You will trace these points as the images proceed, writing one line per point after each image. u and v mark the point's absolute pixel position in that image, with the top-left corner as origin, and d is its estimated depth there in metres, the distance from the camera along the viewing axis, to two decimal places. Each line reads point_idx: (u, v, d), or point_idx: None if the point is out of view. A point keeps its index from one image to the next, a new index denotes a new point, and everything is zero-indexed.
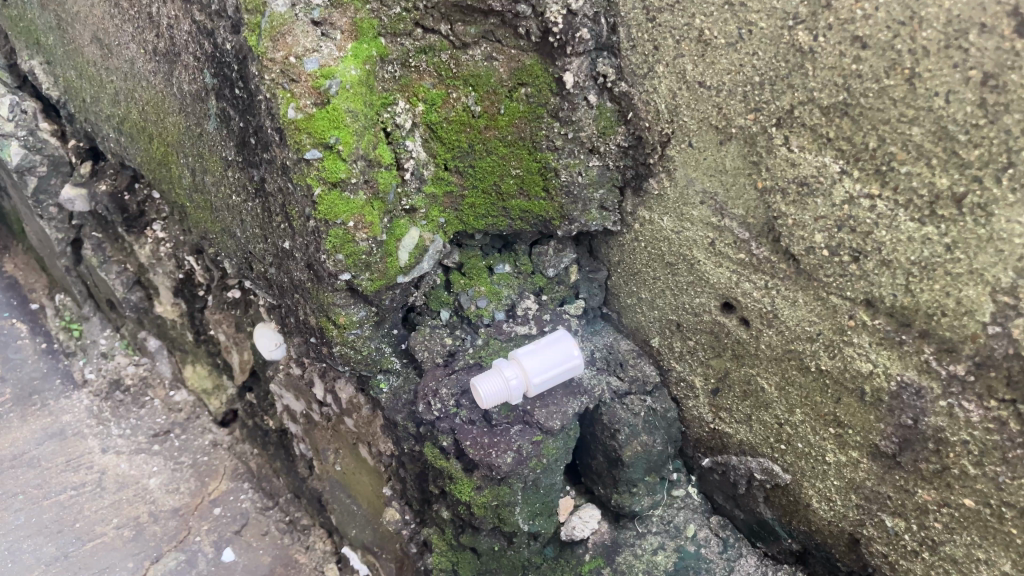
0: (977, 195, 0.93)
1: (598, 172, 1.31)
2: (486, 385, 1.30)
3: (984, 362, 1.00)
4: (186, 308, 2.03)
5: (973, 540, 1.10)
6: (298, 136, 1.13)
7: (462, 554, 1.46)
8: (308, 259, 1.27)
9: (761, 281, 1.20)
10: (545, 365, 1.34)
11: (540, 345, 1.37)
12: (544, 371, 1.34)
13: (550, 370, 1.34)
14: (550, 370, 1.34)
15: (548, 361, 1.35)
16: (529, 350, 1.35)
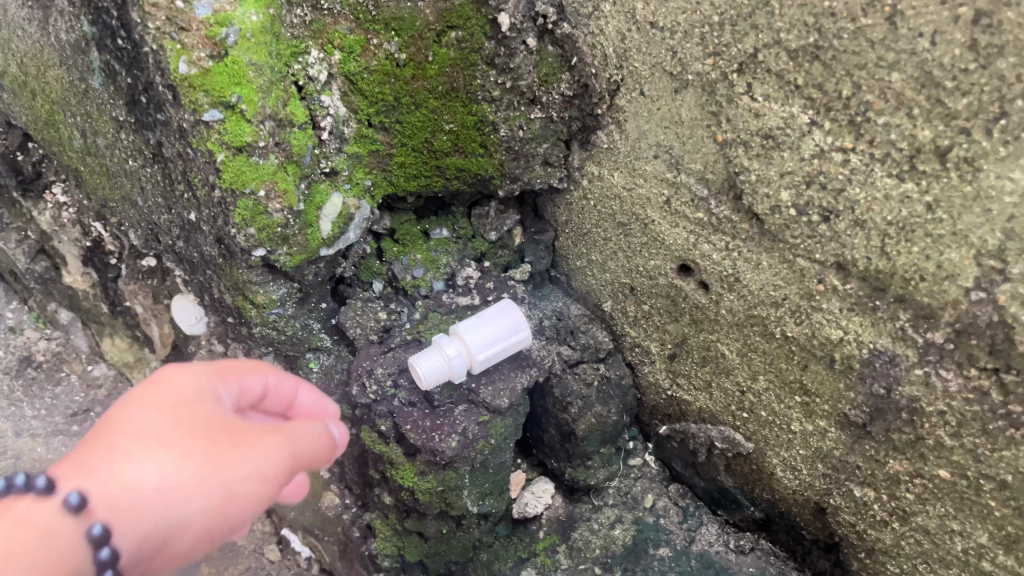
0: (963, 148, 0.83)
1: (541, 125, 1.19)
2: (424, 362, 1.18)
3: (965, 329, 0.91)
4: (98, 279, 1.85)
5: (947, 512, 1.04)
6: (194, 95, 0.98)
7: (409, 539, 1.36)
8: (216, 233, 1.13)
9: (722, 243, 1.10)
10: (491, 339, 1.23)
11: (483, 317, 1.25)
12: (488, 347, 1.22)
13: (495, 343, 1.23)
14: (495, 345, 1.23)
15: (493, 334, 1.23)
16: (471, 324, 1.23)
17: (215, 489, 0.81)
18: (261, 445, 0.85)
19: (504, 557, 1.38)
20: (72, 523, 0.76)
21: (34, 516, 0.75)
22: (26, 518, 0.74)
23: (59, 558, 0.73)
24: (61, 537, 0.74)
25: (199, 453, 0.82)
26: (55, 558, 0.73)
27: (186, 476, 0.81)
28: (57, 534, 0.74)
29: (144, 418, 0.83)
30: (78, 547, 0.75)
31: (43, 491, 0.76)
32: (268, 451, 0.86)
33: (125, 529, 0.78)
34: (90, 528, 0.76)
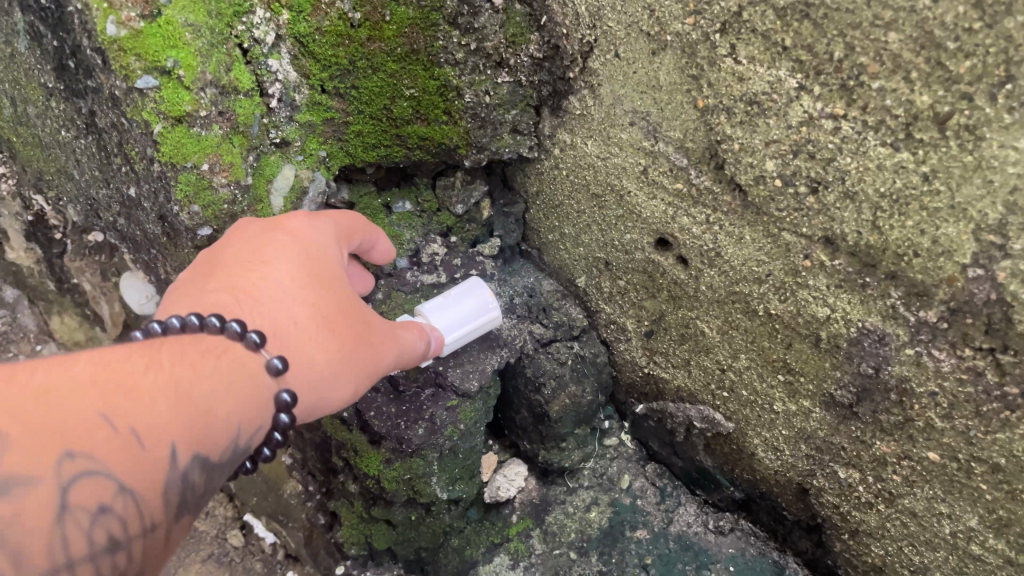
0: (965, 115, 0.77)
1: (508, 90, 1.11)
2: None
3: (960, 308, 0.86)
4: (42, 255, 1.75)
5: (936, 494, 0.99)
6: (125, 60, 0.88)
7: (375, 527, 1.31)
8: (159, 210, 1.04)
9: (702, 216, 1.04)
10: (459, 318, 1.14)
11: (450, 297, 1.15)
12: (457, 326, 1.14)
13: (464, 321, 1.14)
14: (464, 323, 1.14)
15: (462, 311, 1.14)
16: (438, 304, 1.13)
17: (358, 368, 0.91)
18: (392, 327, 0.98)
19: (475, 543, 1.32)
20: (184, 405, 0.69)
21: (176, 373, 0.71)
22: (112, 392, 0.65)
23: (135, 457, 0.64)
24: (164, 413, 0.67)
25: (350, 325, 0.91)
26: (155, 427, 0.66)
27: (338, 347, 0.89)
28: (189, 401, 0.70)
29: (302, 275, 0.88)
30: (206, 420, 0.71)
31: (253, 345, 0.79)
32: (397, 336, 0.98)
33: (217, 435, 0.72)
34: (216, 417, 0.72)
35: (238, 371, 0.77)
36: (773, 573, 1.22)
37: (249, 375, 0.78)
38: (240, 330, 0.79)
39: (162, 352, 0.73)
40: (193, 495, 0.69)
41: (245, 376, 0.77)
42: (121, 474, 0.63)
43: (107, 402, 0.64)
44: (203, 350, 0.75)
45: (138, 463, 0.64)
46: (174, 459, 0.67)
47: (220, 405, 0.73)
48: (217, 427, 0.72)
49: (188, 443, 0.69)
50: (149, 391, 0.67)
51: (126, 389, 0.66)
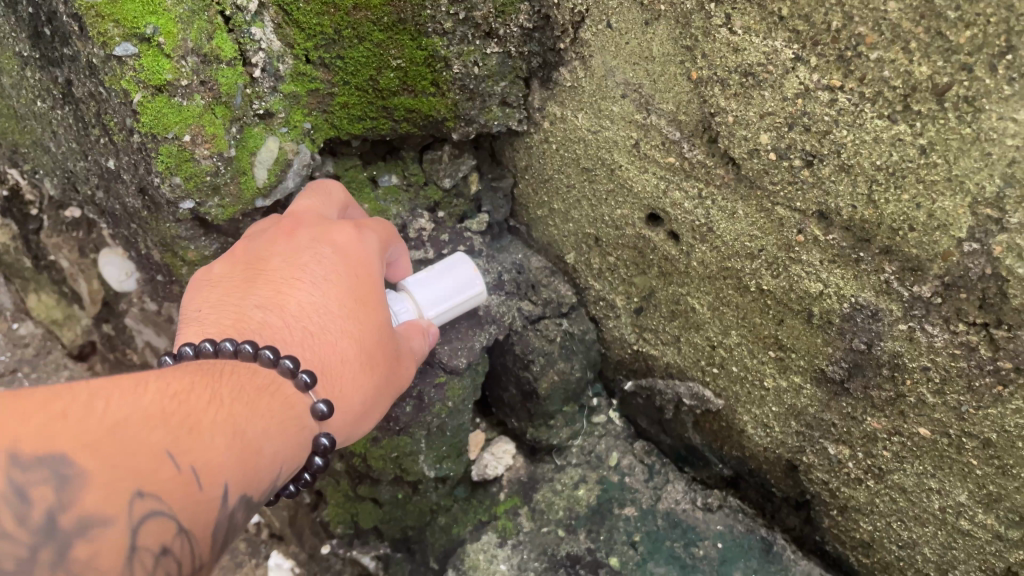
0: (964, 86, 0.75)
1: (498, 61, 1.08)
2: None
3: (954, 282, 0.86)
4: (18, 232, 1.71)
5: (926, 470, 0.99)
6: (102, 25, 0.87)
7: (362, 505, 1.32)
8: (138, 182, 1.01)
9: (695, 189, 1.03)
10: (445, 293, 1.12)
11: (434, 271, 1.13)
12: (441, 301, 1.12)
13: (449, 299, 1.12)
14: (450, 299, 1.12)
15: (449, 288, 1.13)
16: (419, 279, 1.11)
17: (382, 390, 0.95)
18: (414, 347, 1.02)
19: (462, 522, 1.31)
20: (242, 446, 0.70)
21: (233, 412, 0.72)
22: (185, 432, 0.65)
23: (196, 500, 0.64)
24: (225, 456, 0.68)
25: (380, 346, 0.94)
26: (218, 470, 0.66)
27: (370, 370, 0.92)
28: (246, 443, 0.71)
29: (335, 300, 0.92)
30: (258, 460, 0.72)
31: (291, 371, 0.81)
32: (416, 358, 1.02)
33: (264, 475, 0.73)
34: (267, 457, 0.73)
35: (281, 409, 0.79)
36: (761, 551, 1.23)
37: (291, 410, 0.80)
38: (288, 362, 0.81)
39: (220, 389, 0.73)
40: (235, 536, 0.70)
41: (288, 412, 0.79)
42: (182, 519, 0.63)
43: (180, 443, 0.64)
44: (258, 388, 0.78)
45: (198, 506, 0.64)
46: (229, 503, 0.68)
47: (269, 445, 0.74)
48: (266, 466, 0.73)
49: (242, 485, 0.69)
50: (212, 430, 0.68)
51: (193, 427, 0.66)
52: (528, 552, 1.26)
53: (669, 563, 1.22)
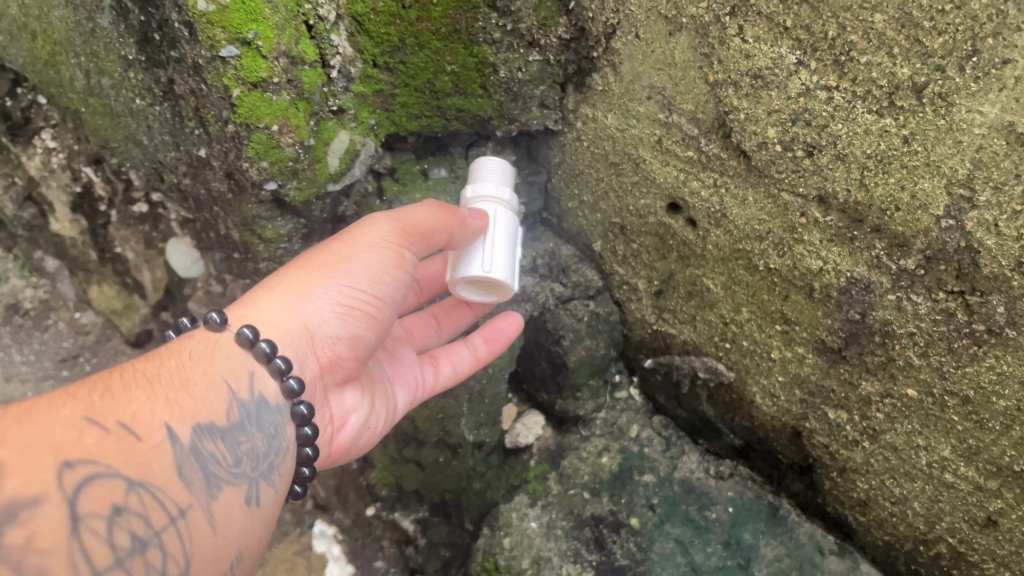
0: (938, 84, 0.92)
1: (538, 67, 1.26)
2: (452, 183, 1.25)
3: (935, 255, 0.99)
4: (87, 226, 1.75)
5: (914, 428, 1.10)
6: (212, 31, 1.03)
7: (404, 469, 1.49)
8: (227, 168, 1.19)
9: (710, 179, 1.17)
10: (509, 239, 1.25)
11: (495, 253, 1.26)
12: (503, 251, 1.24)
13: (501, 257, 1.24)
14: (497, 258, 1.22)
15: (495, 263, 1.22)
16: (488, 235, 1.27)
17: (343, 278, 1.07)
18: (378, 221, 1.12)
19: (496, 486, 1.45)
20: (159, 395, 0.88)
21: (146, 375, 0.90)
22: (95, 403, 0.82)
23: (134, 445, 0.81)
24: (144, 408, 0.85)
25: (314, 259, 1.09)
26: (144, 419, 0.84)
27: (315, 274, 1.07)
28: (163, 393, 0.88)
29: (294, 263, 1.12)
30: (187, 401, 0.89)
31: (217, 323, 1.00)
32: (381, 225, 1.11)
33: (201, 405, 0.90)
34: (196, 394, 0.91)
35: (207, 354, 0.97)
36: (769, 514, 1.33)
37: (217, 349, 0.98)
38: (211, 315, 0.98)
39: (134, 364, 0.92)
40: (208, 458, 0.88)
41: (216, 352, 0.98)
42: (126, 467, 0.78)
43: (93, 411, 0.81)
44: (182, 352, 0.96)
45: (140, 447, 0.82)
46: (173, 435, 0.85)
47: (193, 381, 0.92)
48: (201, 401, 0.91)
49: (176, 418, 0.87)
50: (125, 394, 0.85)
51: (103, 399, 0.83)
52: (556, 511, 1.39)
53: (685, 524, 1.34)
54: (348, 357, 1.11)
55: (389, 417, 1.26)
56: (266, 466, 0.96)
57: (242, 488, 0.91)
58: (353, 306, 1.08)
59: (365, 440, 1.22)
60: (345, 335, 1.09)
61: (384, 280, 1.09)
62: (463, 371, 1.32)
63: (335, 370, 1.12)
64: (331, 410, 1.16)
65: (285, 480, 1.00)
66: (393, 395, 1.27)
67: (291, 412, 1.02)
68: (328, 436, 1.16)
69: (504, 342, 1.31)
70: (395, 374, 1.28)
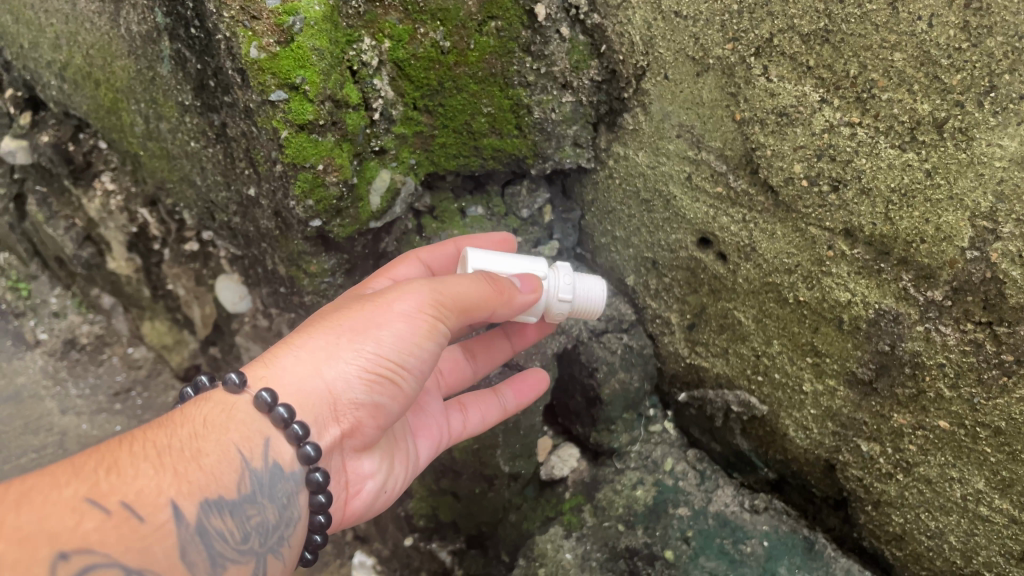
0: (958, 119, 0.95)
1: (571, 108, 1.33)
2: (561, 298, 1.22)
3: (962, 287, 1.00)
4: (142, 264, 1.81)
5: (947, 460, 1.08)
6: (262, 77, 1.11)
7: (443, 499, 1.52)
8: (275, 207, 1.27)
9: (739, 215, 1.21)
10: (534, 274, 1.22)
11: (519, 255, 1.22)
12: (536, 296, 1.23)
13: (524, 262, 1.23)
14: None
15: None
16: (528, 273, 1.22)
17: (371, 351, 1.03)
18: (412, 288, 1.06)
19: (532, 518, 1.47)
20: (167, 468, 0.88)
21: (156, 446, 0.90)
22: (98, 482, 0.82)
23: (136, 527, 0.82)
24: (151, 484, 0.86)
25: (343, 321, 1.05)
26: (147, 498, 0.85)
27: (341, 342, 1.03)
28: (173, 465, 0.89)
29: (323, 316, 1.08)
30: (195, 475, 0.90)
31: (235, 386, 0.99)
32: (414, 298, 1.05)
33: (210, 478, 0.91)
34: (206, 465, 0.92)
35: (222, 421, 0.97)
36: (805, 549, 1.30)
37: (235, 413, 0.98)
38: (231, 377, 0.99)
39: (147, 431, 0.92)
40: (214, 536, 0.89)
41: (232, 416, 0.98)
42: (125, 554, 0.80)
43: (96, 491, 0.81)
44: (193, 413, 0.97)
45: (142, 530, 0.83)
46: (178, 514, 0.86)
47: (204, 452, 0.93)
48: (210, 474, 0.92)
49: (182, 494, 0.87)
50: (132, 467, 0.86)
51: (108, 474, 0.84)
52: (591, 543, 1.39)
53: (719, 557, 1.32)
54: (371, 423, 1.09)
55: (408, 475, 1.26)
56: (274, 536, 0.98)
57: (246, 563, 0.93)
58: (379, 382, 1.05)
59: (382, 501, 1.22)
60: (369, 406, 1.07)
61: (415, 359, 1.06)
62: (491, 421, 1.33)
63: (357, 438, 1.11)
64: (349, 475, 1.15)
65: (294, 548, 1.02)
66: (414, 450, 1.27)
67: (306, 478, 1.02)
68: (346, 501, 1.16)
69: (532, 392, 1.34)
70: (419, 426, 1.28)
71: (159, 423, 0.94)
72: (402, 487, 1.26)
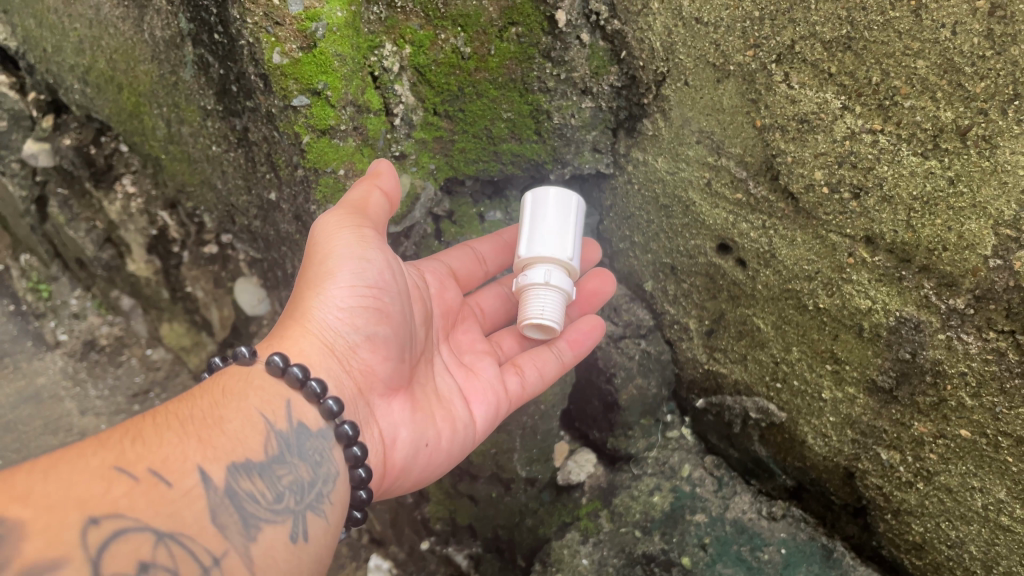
0: (982, 127, 0.94)
1: (591, 114, 1.33)
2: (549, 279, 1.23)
3: (984, 295, 1.00)
4: (161, 266, 1.83)
5: (968, 470, 1.07)
6: (285, 83, 1.12)
7: (460, 503, 1.52)
8: (295, 210, 1.29)
9: (759, 222, 1.20)
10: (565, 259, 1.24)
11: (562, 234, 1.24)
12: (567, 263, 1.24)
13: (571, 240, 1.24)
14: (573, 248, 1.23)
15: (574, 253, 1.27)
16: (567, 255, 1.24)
17: (326, 282, 1.07)
18: (326, 218, 1.10)
19: (548, 523, 1.46)
20: (191, 437, 0.89)
21: (179, 418, 0.91)
22: (123, 452, 0.83)
23: (164, 492, 0.82)
24: (176, 452, 0.86)
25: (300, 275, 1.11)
26: (174, 465, 0.84)
27: (303, 293, 1.08)
28: (196, 433, 0.89)
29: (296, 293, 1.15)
30: (219, 440, 0.90)
31: (247, 357, 1.04)
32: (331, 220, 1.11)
33: (235, 443, 0.91)
34: (229, 432, 0.92)
35: (242, 389, 0.99)
36: (822, 557, 1.30)
37: (252, 380, 1.01)
38: (240, 349, 1.03)
39: (169, 408, 0.93)
40: (244, 498, 0.88)
41: (251, 383, 1.00)
42: (155, 518, 0.79)
43: (122, 460, 0.82)
44: (214, 387, 0.98)
45: (171, 494, 0.82)
46: (206, 478, 0.86)
47: (226, 419, 0.93)
48: (234, 439, 0.91)
49: (208, 459, 0.87)
50: (156, 438, 0.86)
51: (132, 444, 0.84)
52: (607, 549, 1.39)
53: (736, 564, 1.31)
54: (375, 362, 1.11)
55: (459, 433, 1.22)
56: (311, 495, 0.95)
57: (285, 523, 0.90)
58: (354, 309, 1.08)
59: (425, 457, 1.18)
60: (364, 340, 1.09)
61: (370, 272, 1.09)
62: (550, 374, 1.30)
63: (372, 384, 1.12)
64: (382, 427, 1.13)
65: (337, 509, 0.99)
66: (463, 412, 1.23)
67: (336, 433, 1.02)
68: (382, 455, 1.13)
69: (587, 343, 1.32)
70: (471, 388, 1.25)
71: (181, 400, 0.95)
72: (452, 447, 1.21)
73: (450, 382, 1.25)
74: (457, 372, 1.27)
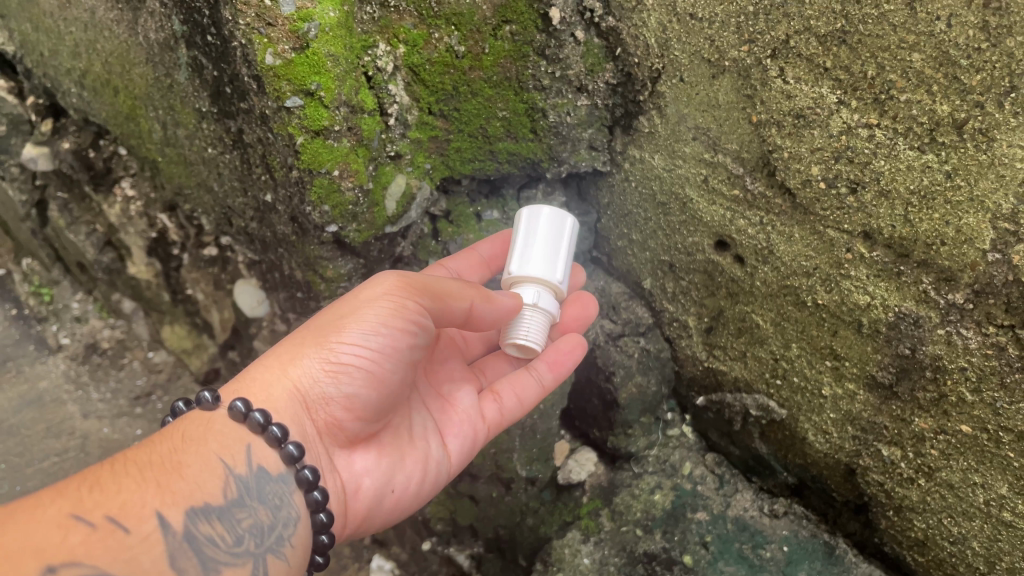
0: (978, 120, 0.93)
1: (587, 111, 1.33)
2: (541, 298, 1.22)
3: (983, 289, 0.99)
4: (160, 268, 1.82)
5: (970, 465, 1.06)
6: (277, 84, 1.12)
7: (460, 503, 1.50)
8: (291, 212, 1.28)
9: (756, 218, 1.20)
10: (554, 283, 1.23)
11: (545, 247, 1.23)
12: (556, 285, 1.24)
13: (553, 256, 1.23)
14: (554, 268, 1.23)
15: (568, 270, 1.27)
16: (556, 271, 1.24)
17: (335, 339, 1.04)
18: (381, 279, 1.07)
19: (549, 522, 1.45)
20: (150, 481, 0.88)
21: (137, 462, 0.90)
22: (82, 498, 0.83)
23: (121, 539, 0.81)
24: (134, 498, 0.85)
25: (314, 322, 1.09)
26: (133, 509, 0.84)
27: (309, 342, 1.06)
28: (154, 478, 0.89)
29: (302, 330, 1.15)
30: (178, 484, 0.89)
31: (207, 404, 1.01)
32: (385, 283, 1.06)
33: (194, 487, 0.90)
34: (188, 476, 0.91)
35: (200, 433, 0.98)
36: (825, 553, 1.29)
37: (212, 425, 0.99)
38: (203, 394, 1.00)
39: (128, 452, 0.92)
40: (203, 542, 0.87)
41: (211, 428, 0.99)
42: (112, 566, 0.79)
43: (80, 507, 0.81)
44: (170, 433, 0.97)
45: (128, 541, 0.82)
46: (164, 522, 0.85)
47: (186, 463, 0.92)
48: (193, 483, 0.91)
49: (166, 504, 0.87)
50: (115, 482, 0.86)
51: (93, 488, 0.84)
52: (609, 548, 1.38)
53: (738, 562, 1.31)
54: (347, 419, 1.07)
55: (429, 474, 1.20)
56: (271, 538, 0.95)
57: (243, 567, 0.90)
58: (347, 368, 1.03)
59: (389, 502, 1.16)
60: (344, 398, 1.05)
61: (379, 340, 1.02)
62: (529, 400, 1.28)
63: (340, 436, 1.09)
64: (343, 475, 1.11)
65: (298, 550, 0.99)
66: (438, 450, 1.21)
67: (296, 478, 1.00)
68: (342, 503, 1.11)
69: (568, 364, 1.29)
70: (447, 423, 1.23)
71: (140, 443, 0.94)
72: (419, 489, 1.19)
73: (425, 416, 1.22)
74: (435, 405, 1.24)
